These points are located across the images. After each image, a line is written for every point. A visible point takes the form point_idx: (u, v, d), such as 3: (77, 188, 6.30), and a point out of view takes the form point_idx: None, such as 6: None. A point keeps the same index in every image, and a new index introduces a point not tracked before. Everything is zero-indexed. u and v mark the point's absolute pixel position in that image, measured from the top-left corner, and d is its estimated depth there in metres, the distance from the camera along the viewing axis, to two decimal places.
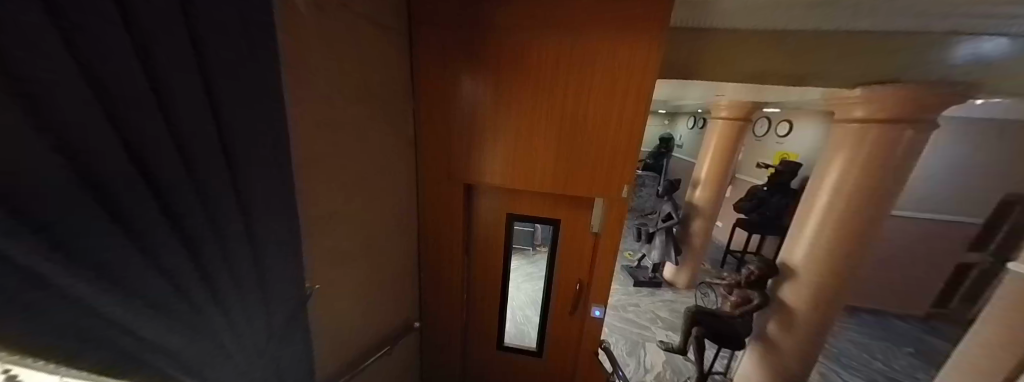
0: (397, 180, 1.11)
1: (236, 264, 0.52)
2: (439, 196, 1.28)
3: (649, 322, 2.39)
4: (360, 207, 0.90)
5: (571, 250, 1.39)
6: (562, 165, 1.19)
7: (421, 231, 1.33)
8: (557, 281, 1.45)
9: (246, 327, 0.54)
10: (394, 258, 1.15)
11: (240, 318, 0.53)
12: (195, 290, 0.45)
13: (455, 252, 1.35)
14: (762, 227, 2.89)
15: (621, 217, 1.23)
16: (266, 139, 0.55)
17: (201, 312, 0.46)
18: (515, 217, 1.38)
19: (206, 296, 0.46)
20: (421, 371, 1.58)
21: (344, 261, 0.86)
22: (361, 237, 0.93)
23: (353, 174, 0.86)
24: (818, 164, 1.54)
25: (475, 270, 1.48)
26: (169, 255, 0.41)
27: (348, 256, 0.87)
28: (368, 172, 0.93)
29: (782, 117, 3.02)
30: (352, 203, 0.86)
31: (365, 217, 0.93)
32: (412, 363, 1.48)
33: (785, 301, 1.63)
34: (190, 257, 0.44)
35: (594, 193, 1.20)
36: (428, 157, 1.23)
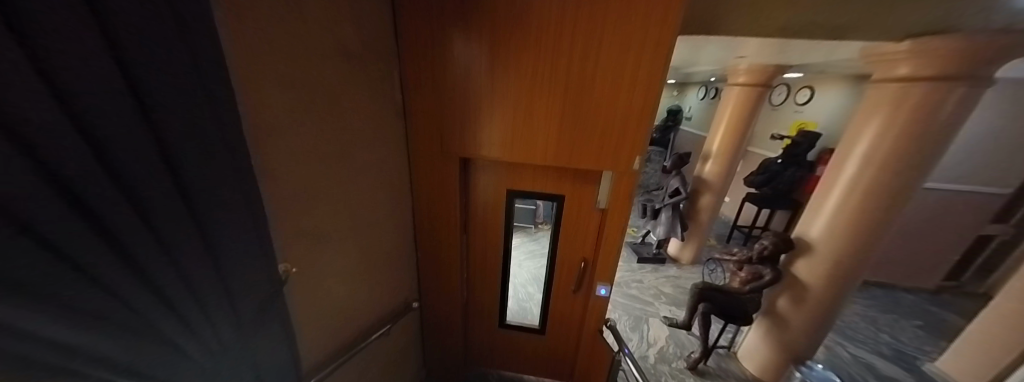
0: (385, 154, 1.02)
1: (188, 258, 0.42)
2: (434, 172, 1.19)
3: (653, 298, 2.37)
4: (345, 183, 0.83)
5: (574, 228, 1.31)
6: (566, 136, 1.08)
7: (415, 209, 1.26)
8: (559, 259, 1.39)
9: (206, 324, 0.47)
10: (387, 238, 1.08)
11: (196, 315, 0.45)
12: (131, 291, 0.36)
13: (453, 230, 1.28)
14: (773, 201, 2.79)
15: (629, 192, 1.14)
16: (215, 101, 0.44)
17: (146, 312, 0.38)
18: (516, 193, 1.29)
19: (148, 296, 0.38)
20: (422, 349, 1.57)
21: (329, 242, 0.79)
22: (347, 215, 0.85)
23: (333, 146, 0.77)
24: (847, 132, 1.42)
25: (474, 248, 1.42)
26: (93, 256, 0.31)
27: (333, 236, 0.80)
28: (351, 144, 0.84)
29: (803, 84, 2.83)
30: (334, 179, 0.78)
31: (350, 193, 0.85)
32: (412, 341, 1.46)
33: (797, 277, 1.56)
34: (121, 255, 0.34)
35: (600, 166, 1.10)
36: (419, 129, 1.12)
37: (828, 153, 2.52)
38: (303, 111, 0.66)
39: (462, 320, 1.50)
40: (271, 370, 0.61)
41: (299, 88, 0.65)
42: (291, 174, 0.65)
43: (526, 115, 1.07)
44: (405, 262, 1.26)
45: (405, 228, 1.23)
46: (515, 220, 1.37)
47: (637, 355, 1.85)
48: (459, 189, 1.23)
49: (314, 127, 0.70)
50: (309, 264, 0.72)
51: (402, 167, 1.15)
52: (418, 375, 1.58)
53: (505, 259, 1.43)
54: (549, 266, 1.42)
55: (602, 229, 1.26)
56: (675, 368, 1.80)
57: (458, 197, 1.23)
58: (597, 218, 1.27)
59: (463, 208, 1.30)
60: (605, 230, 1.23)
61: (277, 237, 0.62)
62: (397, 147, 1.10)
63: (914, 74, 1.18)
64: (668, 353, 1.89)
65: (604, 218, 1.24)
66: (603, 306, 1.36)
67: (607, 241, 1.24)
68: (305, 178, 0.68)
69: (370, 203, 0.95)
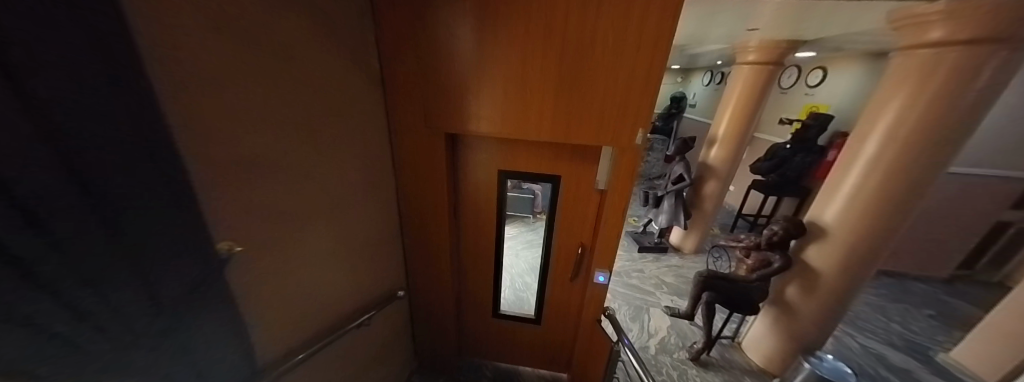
0: (360, 127, 0.92)
1: (86, 232, 0.33)
2: (418, 150, 1.10)
3: (654, 287, 2.29)
4: (309, 155, 0.73)
5: (571, 211, 1.22)
6: (561, 109, 0.98)
7: (399, 191, 1.17)
8: (556, 245, 1.31)
9: (115, 313, 0.38)
10: (364, 220, 0.99)
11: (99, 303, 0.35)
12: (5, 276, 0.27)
13: (441, 213, 1.19)
14: (779, 188, 2.70)
15: (632, 170, 1.04)
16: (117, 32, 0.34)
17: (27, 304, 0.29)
18: (508, 174, 1.19)
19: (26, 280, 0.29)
20: (412, 340, 1.50)
21: (289, 220, 0.70)
22: (312, 192, 0.76)
23: (293, 111, 0.67)
24: (868, 108, 1.32)
25: (465, 234, 1.34)
26: None
27: (294, 214, 0.71)
28: (315, 112, 0.74)
29: (816, 65, 2.71)
30: (294, 149, 0.69)
31: (315, 168, 0.76)
32: (401, 331, 1.39)
33: (809, 264, 1.47)
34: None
35: (600, 141, 1.00)
36: (401, 102, 1.03)
37: (841, 136, 2.42)
38: (251, 65, 0.57)
39: (454, 309, 1.43)
40: (214, 364, 0.53)
41: (245, 37, 0.55)
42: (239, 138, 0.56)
43: (517, 85, 0.97)
44: (389, 248, 1.17)
45: (388, 211, 1.14)
46: (508, 203, 1.28)
47: (638, 346, 1.78)
48: (446, 169, 1.13)
49: (268, 86, 0.61)
50: (263, 244, 0.64)
51: (383, 144, 1.06)
52: (408, 366, 1.52)
53: (497, 244, 1.35)
54: (545, 252, 1.33)
55: (601, 213, 1.16)
56: (677, 359, 1.73)
57: (446, 178, 1.14)
58: (596, 201, 1.18)
59: (452, 190, 1.21)
60: (604, 213, 1.14)
61: (219, 212, 0.53)
62: (376, 122, 1.01)
63: (948, 38, 1.07)
64: (670, 344, 1.82)
65: (603, 200, 1.15)
66: (603, 294, 1.26)
67: (606, 225, 1.13)
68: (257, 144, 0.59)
69: (341, 180, 0.86)
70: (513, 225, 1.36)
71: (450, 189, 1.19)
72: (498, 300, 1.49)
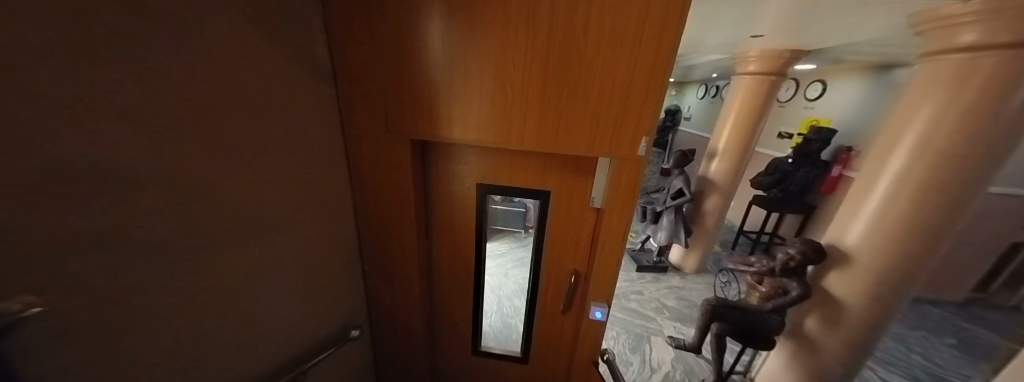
0: (299, 132, 0.74)
1: None
2: (380, 158, 0.91)
3: (655, 312, 2.10)
4: (206, 165, 0.55)
5: (563, 232, 1.04)
6: (548, 111, 0.82)
7: (357, 207, 0.98)
8: (544, 270, 1.12)
9: None
10: (302, 246, 0.80)
11: None
12: None
13: (408, 234, 1.00)
14: (782, 204, 2.57)
15: (633, 185, 0.86)
16: None
17: None
18: (489, 188, 1.02)
19: None
20: None
21: (169, 254, 0.51)
22: (215, 213, 0.58)
23: (182, 105, 0.49)
24: (892, 116, 1.20)
25: (439, 258, 1.15)
26: None
27: (178, 244, 0.52)
28: (225, 108, 0.56)
29: (814, 78, 2.67)
30: (185, 157, 0.51)
31: (217, 181, 0.57)
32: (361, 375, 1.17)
33: (829, 293, 1.31)
34: None
35: (595, 150, 0.83)
36: (359, 101, 0.85)
37: (846, 150, 2.34)
38: (101, 38, 0.39)
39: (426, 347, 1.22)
40: None
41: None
42: (73, 141, 0.37)
43: (496, 83, 0.81)
44: (341, 277, 0.98)
45: (341, 233, 0.95)
46: (490, 220, 1.10)
47: None
48: (416, 180, 0.96)
49: (135, 69, 0.43)
50: (107, 291, 0.44)
51: (335, 152, 0.87)
52: None
53: (476, 270, 1.16)
54: (533, 279, 1.14)
55: (597, 235, 0.98)
56: None
57: (414, 192, 0.95)
58: (592, 221, 1.01)
59: (421, 206, 1.02)
60: (600, 236, 0.95)
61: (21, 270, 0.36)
62: (325, 125, 0.83)
63: (983, 41, 0.95)
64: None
65: (600, 220, 0.98)
66: (600, 332, 1.07)
67: (601, 251, 0.95)
68: (109, 150, 0.41)
69: (265, 196, 0.68)
70: (498, 240, 1.15)
71: (420, 204, 1.01)
72: (479, 336, 1.28)
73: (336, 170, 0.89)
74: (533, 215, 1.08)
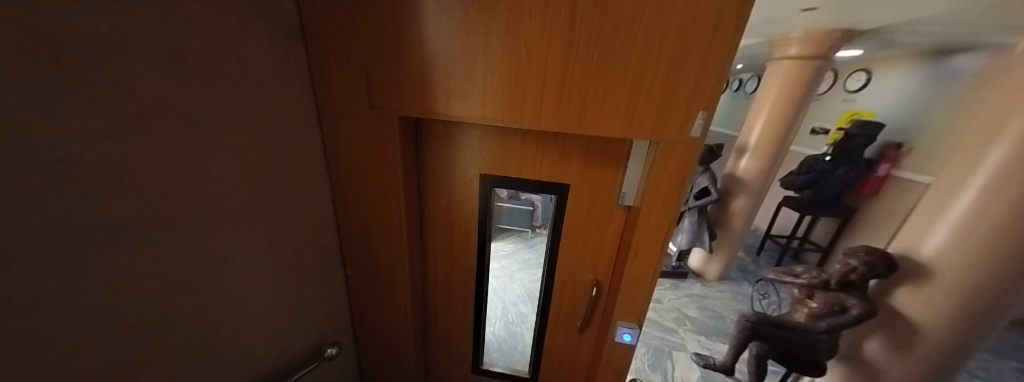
0: (259, 108, 0.57)
1: None
2: (358, 143, 0.73)
3: (676, 324, 1.90)
4: (112, 148, 0.38)
5: (584, 235, 0.86)
6: (573, 80, 0.63)
7: (334, 203, 0.81)
8: (558, 279, 0.94)
9: None
10: (264, 252, 0.64)
11: None
12: None
13: (397, 235, 0.83)
14: (815, 207, 2.34)
15: (680, 178, 0.66)
16: None
17: None
18: (495, 179, 0.84)
19: None
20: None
21: (53, 276, 0.36)
22: (127, 212, 0.41)
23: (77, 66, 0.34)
24: (990, 99, 0.97)
25: (436, 264, 0.98)
26: None
27: (69, 264, 0.37)
28: (141, 70, 0.40)
29: (857, 67, 2.44)
30: (69, 135, 0.34)
31: (132, 174, 0.41)
32: None
33: (897, 312, 1.11)
34: None
35: (633, 133, 0.65)
36: (331, 67, 0.67)
37: (894, 148, 2.14)
38: None
39: (419, 365, 1.06)
40: None
41: None
42: None
43: (507, 42, 0.62)
44: (317, 288, 0.81)
45: (318, 234, 0.78)
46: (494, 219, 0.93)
47: None
48: (407, 170, 0.78)
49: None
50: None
51: (308, 135, 0.70)
52: None
53: (479, 277, 0.99)
54: (544, 290, 0.97)
55: (627, 241, 0.79)
56: None
57: (404, 184, 0.78)
58: (620, 223, 0.82)
59: (413, 201, 0.85)
60: (631, 242, 0.76)
61: None
62: (296, 101, 0.66)
63: None
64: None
65: (630, 221, 0.80)
66: (626, 358, 0.89)
67: (633, 261, 0.75)
68: None
69: (210, 190, 0.51)
70: (506, 239, 0.97)
71: (412, 199, 0.84)
72: (480, 351, 1.11)
73: (310, 158, 0.72)
74: (546, 213, 0.90)
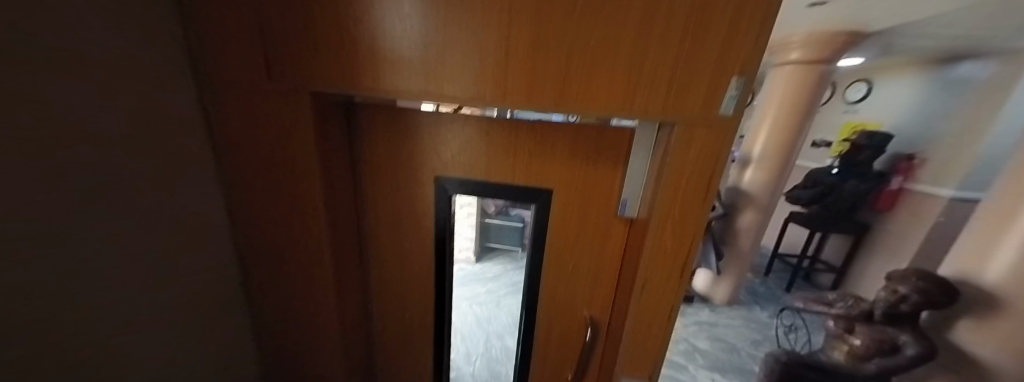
0: (89, 75, 0.36)
1: None
2: (256, 132, 0.51)
3: (686, 358, 1.66)
4: None
5: (574, 256, 0.65)
6: (552, 31, 0.42)
7: (235, 220, 0.57)
8: (542, 316, 0.73)
9: None
10: (114, 305, 0.41)
11: None
12: None
13: (320, 266, 0.59)
14: (825, 223, 2.18)
15: (707, 181, 0.46)
16: None
17: None
18: (457, 184, 0.64)
19: None
20: None
21: None
22: None
23: None
24: None
25: (384, 294, 0.77)
26: None
27: None
28: None
29: (856, 77, 2.39)
30: None
31: None
32: None
33: (964, 351, 0.90)
34: None
35: (641, 114, 0.44)
36: (210, 21, 0.45)
37: (907, 159, 2.01)
38: None
39: None
40: None
41: None
42: None
43: None
44: (208, 345, 0.56)
45: (210, 266, 0.55)
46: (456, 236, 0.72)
47: None
48: (333, 171, 0.57)
49: None
50: None
51: (185, 122, 0.48)
52: None
53: (443, 310, 0.78)
54: (526, 328, 0.76)
55: (632, 268, 0.58)
56: None
57: (328, 192, 0.56)
58: (621, 241, 0.62)
59: (347, 214, 0.64)
60: (636, 270, 0.55)
61: None
62: (163, 71, 0.44)
63: None
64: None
65: (635, 240, 0.59)
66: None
67: (640, 298, 0.54)
68: None
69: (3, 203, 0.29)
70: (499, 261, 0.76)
71: (345, 212, 0.63)
72: None
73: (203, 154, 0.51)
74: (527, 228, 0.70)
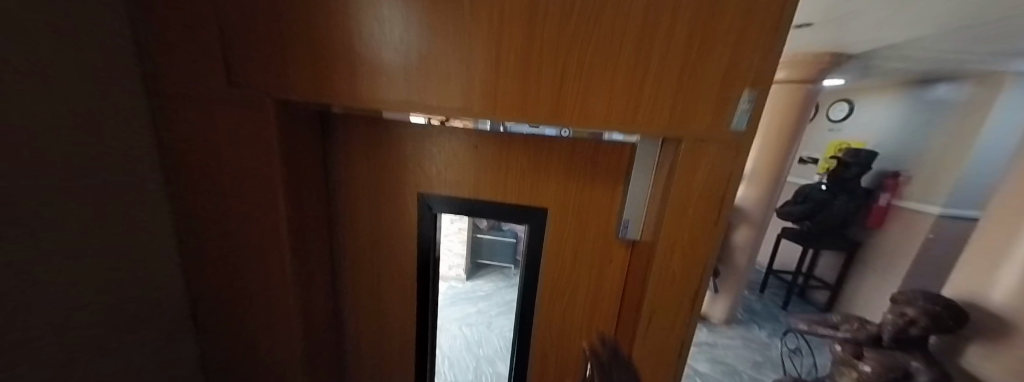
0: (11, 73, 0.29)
1: None
2: (212, 144, 0.44)
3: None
4: None
5: (569, 280, 0.60)
6: (544, 37, 0.38)
7: (184, 244, 0.50)
8: (535, 348, 0.66)
9: None
10: (30, 353, 0.33)
11: None
12: None
13: (282, 296, 0.52)
14: (817, 239, 2.18)
15: (716, 202, 0.42)
16: None
17: None
18: (442, 203, 0.58)
19: None
20: None
21: None
22: None
23: None
24: None
25: (358, 324, 0.70)
26: None
27: None
28: None
29: (838, 97, 2.47)
30: None
31: None
32: None
33: None
34: None
35: (643, 128, 0.40)
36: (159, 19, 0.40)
37: (892, 176, 2.03)
38: None
39: None
40: None
41: None
42: None
43: None
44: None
45: (151, 301, 0.47)
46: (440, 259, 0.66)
47: None
48: (302, 189, 0.51)
49: None
50: None
51: (126, 132, 0.41)
52: None
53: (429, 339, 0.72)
54: (517, 359, 0.69)
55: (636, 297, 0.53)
56: None
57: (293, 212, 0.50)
58: (621, 265, 0.57)
59: (318, 235, 0.57)
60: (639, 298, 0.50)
61: None
62: (106, 75, 0.38)
63: None
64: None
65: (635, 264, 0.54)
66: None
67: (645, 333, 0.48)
68: None
69: None
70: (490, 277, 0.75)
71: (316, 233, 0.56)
72: None
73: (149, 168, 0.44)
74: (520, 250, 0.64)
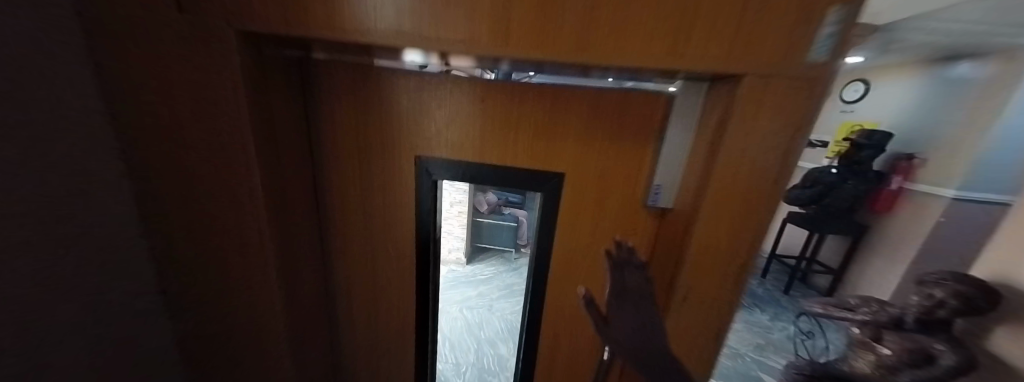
0: None
1: None
2: (168, 83, 0.36)
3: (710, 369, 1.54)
4: None
5: (584, 254, 0.54)
6: None
7: (146, 205, 0.43)
8: (547, 328, 0.60)
9: None
10: None
11: None
12: None
13: (265, 269, 0.46)
14: (824, 223, 2.14)
15: (781, 156, 0.34)
16: None
17: None
18: (442, 166, 0.51)
19: None
20: None
21: None
22: None
23: None
24: None
25: (353, 301, 0.64)
26: None
27: None
28: None
29: (855, 77, 2.38)
30: None
31: None
32: None
33: None
34: None
35: (694, 62, 0.32)
36: None
37: (906, 159, 1.97)
38: None
39: None
40: None
41: None
42: None
43: None
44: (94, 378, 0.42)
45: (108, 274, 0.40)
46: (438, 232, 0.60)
47: None
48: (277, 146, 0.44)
49: None
50: None
51: (58, 64, 0.33)
52: None
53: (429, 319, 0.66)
54: (524, 343, 0.64)
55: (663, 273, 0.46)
56: None
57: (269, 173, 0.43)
58: (643, 237, 0.50)
59: (299, 201, 0.50)
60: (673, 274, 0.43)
61: None
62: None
63: None
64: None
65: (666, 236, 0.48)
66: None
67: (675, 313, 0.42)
68: None
69: None
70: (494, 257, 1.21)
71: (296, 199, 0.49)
72: None
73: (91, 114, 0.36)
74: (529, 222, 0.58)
